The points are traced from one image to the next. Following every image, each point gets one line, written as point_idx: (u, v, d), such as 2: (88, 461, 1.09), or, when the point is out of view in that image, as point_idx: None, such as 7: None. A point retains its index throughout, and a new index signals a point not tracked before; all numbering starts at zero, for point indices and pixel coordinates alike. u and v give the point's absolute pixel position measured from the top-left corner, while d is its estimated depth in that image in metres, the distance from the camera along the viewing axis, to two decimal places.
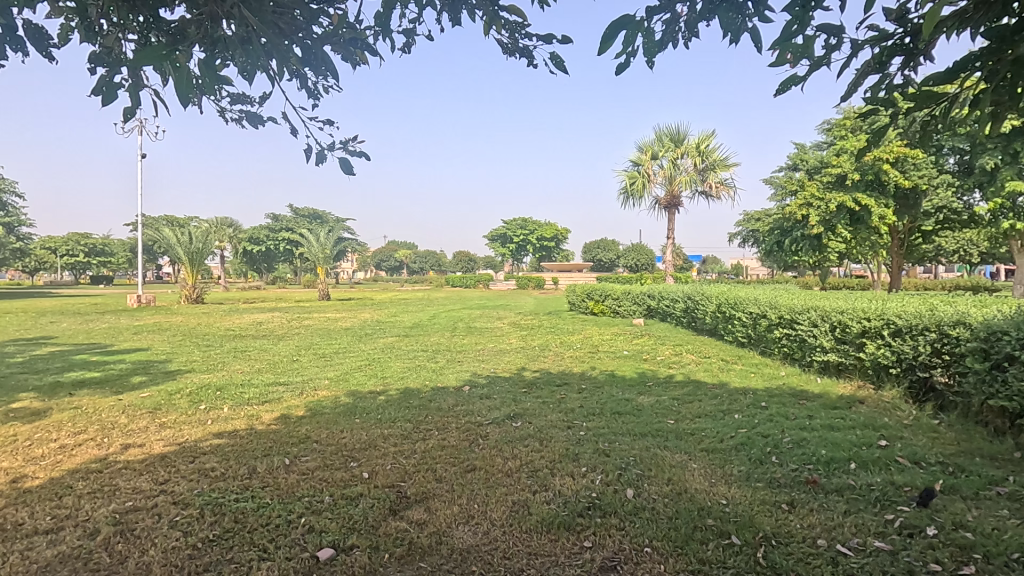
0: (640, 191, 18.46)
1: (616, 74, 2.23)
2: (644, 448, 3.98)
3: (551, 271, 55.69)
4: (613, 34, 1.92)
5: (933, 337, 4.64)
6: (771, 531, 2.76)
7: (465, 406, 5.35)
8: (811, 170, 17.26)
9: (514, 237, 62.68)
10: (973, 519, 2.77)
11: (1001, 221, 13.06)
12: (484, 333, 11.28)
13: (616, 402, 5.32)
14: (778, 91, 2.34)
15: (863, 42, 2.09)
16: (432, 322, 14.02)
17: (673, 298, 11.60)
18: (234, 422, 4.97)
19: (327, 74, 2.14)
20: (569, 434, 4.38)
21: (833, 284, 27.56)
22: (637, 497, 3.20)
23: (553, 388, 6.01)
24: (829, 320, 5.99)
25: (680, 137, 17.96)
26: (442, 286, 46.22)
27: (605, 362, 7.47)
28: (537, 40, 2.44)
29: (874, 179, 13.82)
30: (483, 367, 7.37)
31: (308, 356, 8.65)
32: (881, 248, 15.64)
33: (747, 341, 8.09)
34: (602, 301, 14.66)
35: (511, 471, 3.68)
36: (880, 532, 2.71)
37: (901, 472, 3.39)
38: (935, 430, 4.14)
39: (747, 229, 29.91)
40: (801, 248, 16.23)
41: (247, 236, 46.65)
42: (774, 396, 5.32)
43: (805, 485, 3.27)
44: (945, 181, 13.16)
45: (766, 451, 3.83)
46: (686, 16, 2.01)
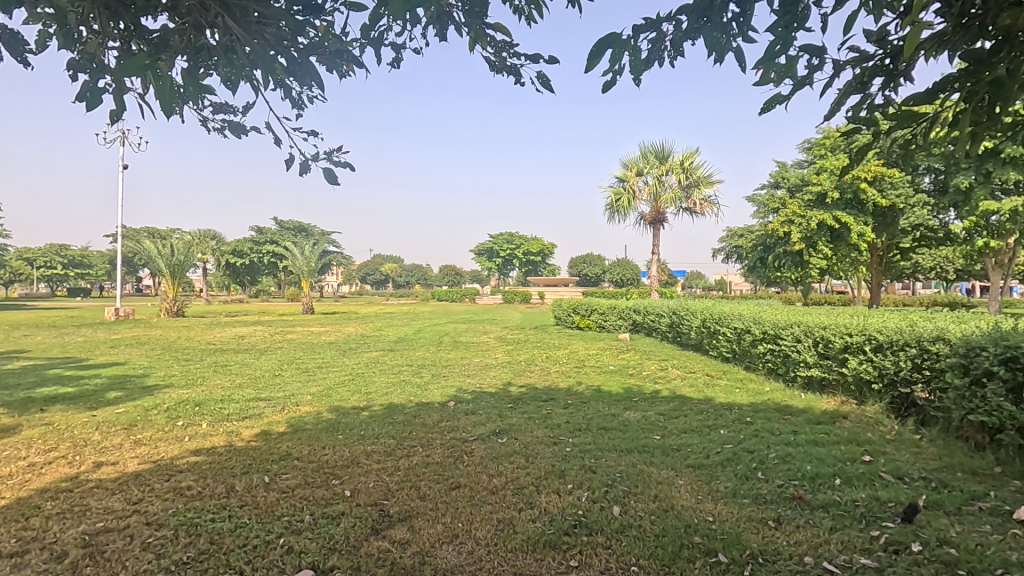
0: (626, 207, 18.63)
1: (603, 91, 2.23)
2: (630, 464, 3.97)
3: (539, 285, 55.95)
4: (600, 51, 1.92)
5: (914, 352, 4.70)
6: (758, 549, 2.74)
7: (451, 422, 5.28)
8: (793, 188, 17.60)
9: (500, 252, 62.85)
10: (957, 535, 2.78)
11: (976, 239, 13.34)
12: (470, 348, 11.25)
13: (603, 418, 5.29)
14: (762, 110, 2.36)
15: (845, 63, 2.13)
16: (418, 336, 13.89)
17: (658, 314, 11.67)
18: (212, 439, 4.84)
19: (313, 85, 2.14)
20: (555, 450, 4.35)
21: (815, 300, 28.13)
22: (624, 514, 3.17)
23: (540, 403, 5.97)
24: (813, 336, 6.04)
25: (666, 154, 18.18)
26: (428, 300, 46.17)
27: (591, 377, 7.44)
28: (525, 59, 2.47)
29: (853, 198, 14.10)
30: (470, 382, 7.30)
31: (291, 370, 8.52)
32: (861, 264, 15.91)
33: (732, 357, 8.12)
34: (588, 316, 14.65)
35: (496, 488, 3.62)
36: (867, 549, 2.70)
37: (885, 488, 3.40)
38: (917, 445, 4.17)
39: (729, 245, 30.50)
40: (784, 264, 16.51)
41: (230, 249, 46.05)
42: (759, 411, 5.33)
43: (791, 502, 3.27)
44: (922, 200, 13.42)
45: (752, 467, 3.83)
46: (672, 34, 2.01)
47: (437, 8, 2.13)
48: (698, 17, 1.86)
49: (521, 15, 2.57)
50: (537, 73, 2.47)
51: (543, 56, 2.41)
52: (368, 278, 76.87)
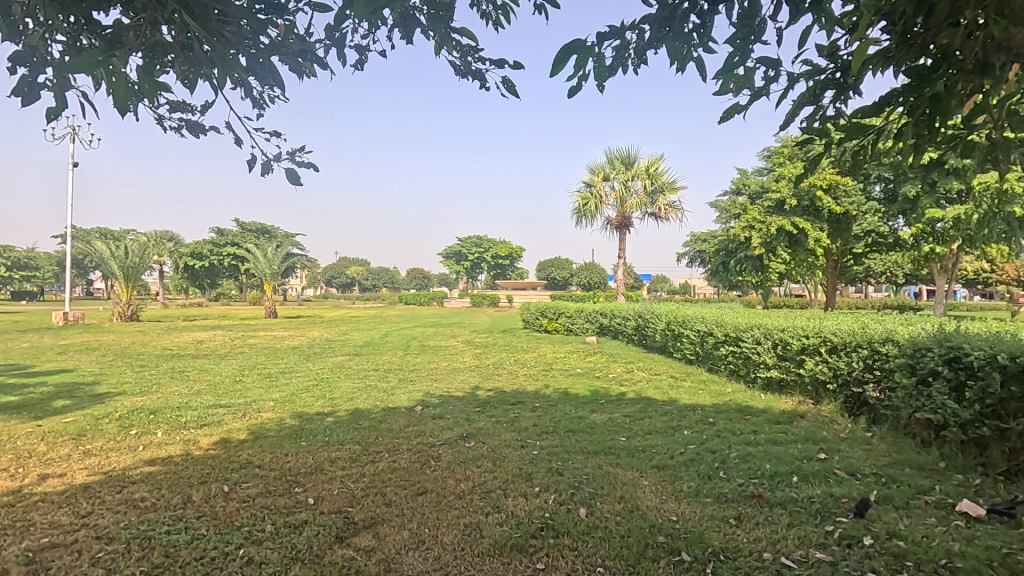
0: (592, 211, 18.85)
1: (567, 97, 2.25)
2: (597, 466, 4.01)
3: (507, 289, 56.08)
4: (565, 57, 1.94)
5: (866, 353, 4.90)
6: (720, 547, 2.80)
7: (417, 427, 5.22)
8: (753, 195, 18.14)
9: (468, 255, 62.67)
10: (905, 528, 2.91)
11: (923, 245, 13.96)
12: (438, 351, 11.18)
13: (570, 420, 5.33)
14: (721, 119, 2.42)
15: (799, 75, 2.21)
16: (385, 340, 13.71)
17: (625, 317, 11.84)
18: (168, 447, 4.66)
19: (274, 85, 2.10)
20: (522, 453, 4.36)
21: (774, 304, 29.05)
22: (590, 516, 3.20)
23: (507, 406, 5.97)
24: (772, 338, 6.23)
25: (631, 160, 18.47)
26: (396, 304, 45.73)
27: (558, 380, 7.49)
28: (490, 65, 2.48)
29: (810, 205, 14.61)
30: (437, 386, 7.25)
31: (252, 376, 8.29)
32: (817, 268, 16.50)
33: (695, 358, 8.30)
34: (556, 319, 14.75)
35: (463, 493, 3.61)
36: (822, 544, 2.80)
37: (839, 485, 3.53)
38: (869, 443, 4.35)
39: (693, 250, 31.21)
40: (745, 268, 17.15)
41: (189, 251, 44.55)
42: (721, 412, 5.47)
43: (751, 500, 3.36)
44: (873, 208, 14.00)
45: (714, 466, 3.92)
46: (635, 43, 2.05)
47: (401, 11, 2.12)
48: (660, 27, 1.90)
49: (488, 19, 2.58)
50: (501, 79, 2.49)
51: (508, 62, 2.43)
52: (334, 281, 75.51)
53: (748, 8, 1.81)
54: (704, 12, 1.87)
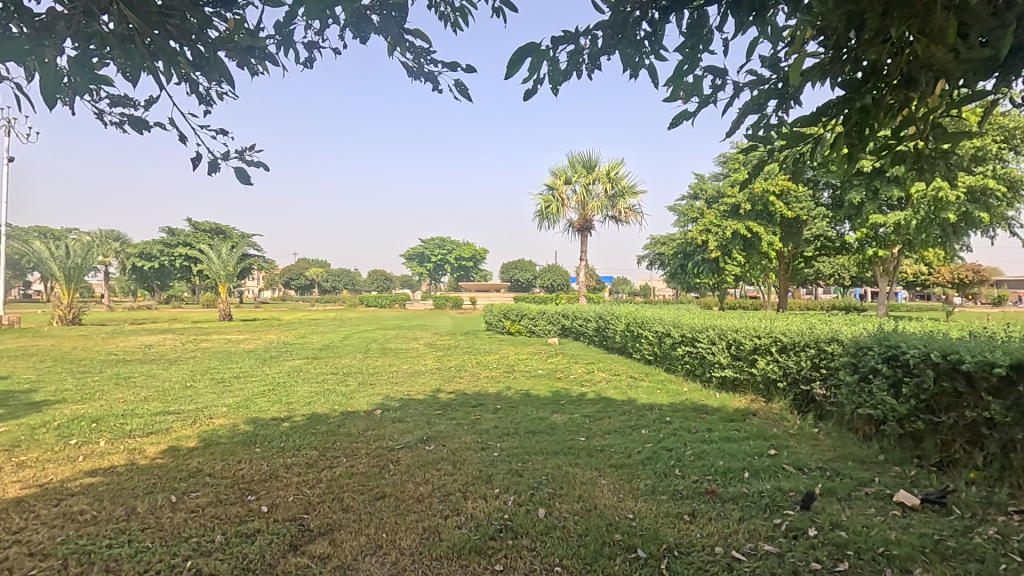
0: (554, 214, 19.01)
1: (523, 100, 2.26)
2: (556, 467, 4.04)
3: (470, 290, 56.01)
4: (520, 59, 1.95)
5: (812, 352, 5.11)
6: (674, 542, 2.87)
7: (376, 431, 5.15)
8: (709, 199, 18.67)
9: (431, 257, 62.21)
10: (846, 519, 3.05)
11: (867, 249, 14.65)
12: (399, 354, 11.04)
13: (530, 421, 5.36)
14: (671, 125, 2.46)
15: (744, 84, 2.29)
16: (345, 343, 13.46)
17: (586, 319, 11.98)
18: (111, 457, 4.45)
19: (222, 81, 2.04)
20: (482, 456, 4.35)
21: (730, 305, 29.96)
22: (549, 516, 3.23)
23: (469, 409, 5.95)
24: (726, 338, 6.43)
25: (593, 163, 18.73)
26: (357, 306, 44.96)
27: (520, 381, 7.52)
28: (443, 66, 2.48)
29: (763, 210, 15.14)
30: (397, 390, 7.17)
31: (204, 381, 8.00)
32: (770, 271, 17.12)
33: (654, 359, 8.48)
34: (519, 321, 14.81)
35: (422, 496, 3.58)
36: (770, 536, 2.91)
37: (787, 479, 3.67)
38: (815, 438, 4.54)
39: (653, 253, 31.91)
40: (702, 271, 17.61)
41: (137, 251, 42.62)
42: (677, 411, 5.60)
43: (705, 495, 3.46)
44: (822, 213, 14.62)
45: (670, 464, 4.02)
46: (589, 48, 2.08)
47: (353, 11, 2.10)
48: (613, 33, 1.93)
49: (446, 21, 2.57)
50: (455, 81, 2.49)
51: (461, 64, 2.43)
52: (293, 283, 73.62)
53: (695, 18, 1.86)
54: (654, 20, 1.91)
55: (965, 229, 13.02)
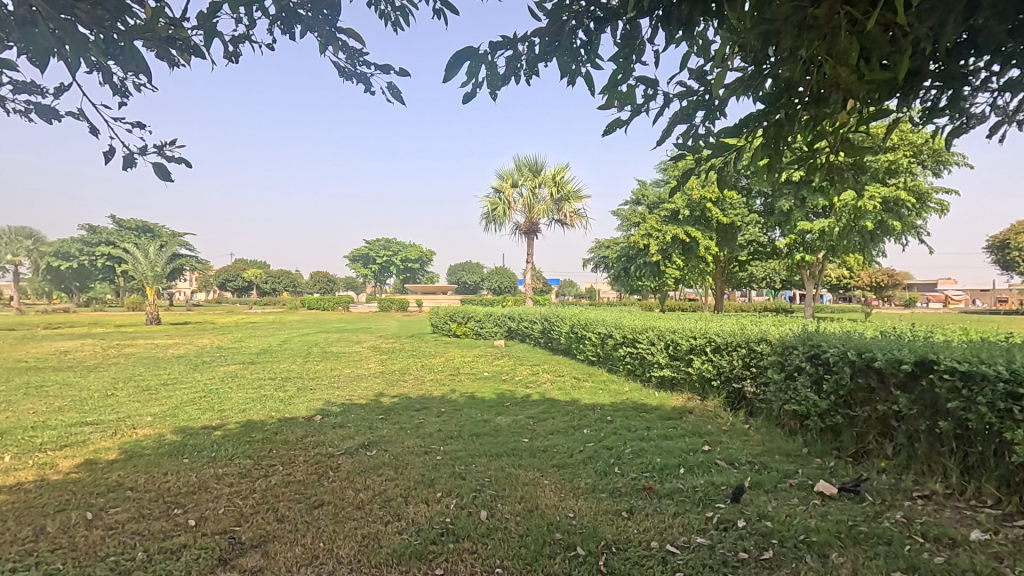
0: (501, 217, 19.09)
1: (463, 103, 2.25)
2: (499, 468, 4.05)
3: (417, 292, 55.34)
4: (458, 63, 1.95)
5: (743, 352, 5.37)
6: (612, 539, 2.94)
7: (315, 437, 5.00)
8: (651, 205, 19.28)
9: (376, 259, 61.03)
10: (772, 509, 3.22)
11: (795, 254, 15.53)
12: (341, 358, 10.77)
13: (475, 424, 5.35)
14: (605, 132, 2.50)
15: (674, 95, 2.38)
16: (284, 347, 12.99)
17: (531, 321, 12.10)
18: (18, 473, 4.10)
19: (139, 71, 1.92)
20: (425, 459, 4.31)
21: (670, 307, 31.03)
22: (491, 518, 3.24)
23: (412, 412, 5.88)
24: (664, 339, 6.66)
25: (539, 167, 18.96)
26: (298, 309, 43.47)
27: (465, 384, 7.50)
28: (375, 69, 2.46)
29: (700, 215, 15.78)
30: (339, 394, 6.98)
31: (127, 389, 7.52)
32: (707, 274, 17.86)
33: (597, 360, 8.66)
34: (465, 323, 14.76)
35: (362, 503, 3.50)
36: (702, 529, 3.03)
37: (719, 473, 3.84)
38: (746, 434, 4.77)
39: (598, 256, 32.61)
40: (644, 274, 18.14)
41: (52, 250, 39.50)
42: (618, 410, 5.75)
43: (642, 492, 3.56)
44: (754, 219, 15.40)
45: (610, 463, 4.11)
46: (526, 55, 2.11)
47: (282, 7, 2.04)
48: (550, 40, 1.96)
49: (386, 20, 2.54)
50: (387, 84, 2.48)
51: (394, 67, 2.42)
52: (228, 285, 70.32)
53: (629, 29, 1.92)
54: (590, 30, 1.96)
55: (880, 236, 14.05)
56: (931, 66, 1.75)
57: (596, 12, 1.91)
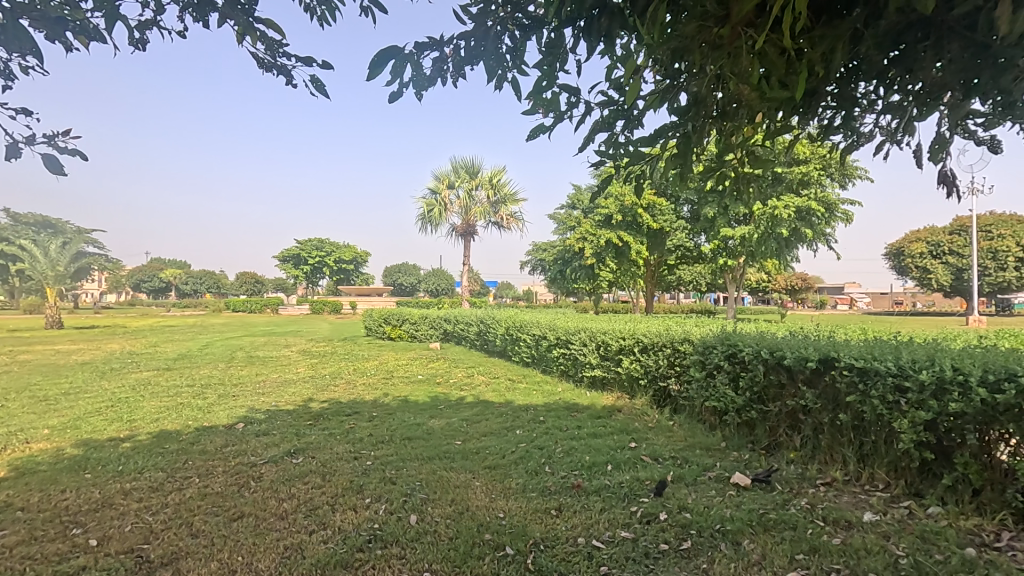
0: (437, 218, 18.93)
1: (389, 102, 2.22)
2: (430, 472, 4.02)
3: (351, 294, 53.85)
4: (382, 62, 1.93)
5: (668, 351, 5.62)
6: (540, 537, 2.99)
7: (237, 446, 4.75)
8: (586, 209, 19.74)
9: (308, 259, 58.85)
10: (691, 501, 3.39)
11: (719, 258, 16.39)
12: (268, 362, 10.30)
13: (407, 428, 5.27)
14: (529, 138, 2.51)
15: (596, 104, 2.45)
16: (205, 352, 12.26)
17: (467, 323, 12.07)
18: None
19: (26, 52, 1.75)
20: (354, 465, 4.20)
21: (604, 309, 31.87)
22: (420, 521, 3.21)
23: (342, 418, 5.71)
24: (595, 340, 6.84)
25: (476, 170, 18.97)
26: (222, 311, 41.15)
27: (398, 387, 7.37)
28: (297, 61, 2.39)
29: (632, 220, 16.33)
30: (264, 400, 6.68)
31: (21, 400, 6.84)
32: (639, 277, 18.49)
33: (531, 361, 8.76)
34: (400, 325, 14.50)
35: (286, 513, 3.36)
36: (626, 523, 3.14)
37: (644, 469, 3.99)
38: (670, 430, 4.99)
39: (535, 259, 33.00)
40: (579, 276, 18.53)
41: None
42: (551, 410, 5.84)
43: (571, 490, 3.65)
44: (682, 225, 16.11)
45: (541, 462, 4.17)
46: (453, 57, 2.11)
47: None
48: (476, 44, 1.98)
49: (312, 13, 2.46)
50: (310, 77, 2.42)
51: (317, 60, 2.36)
52: (143, 286, 65.52)
53: (553, 38, 1.96)
54: (515, 36, 1.99)
55: (794, 243, 15.10)
56: (826, 87, 1.89)
57: (521, 19, 1.94)
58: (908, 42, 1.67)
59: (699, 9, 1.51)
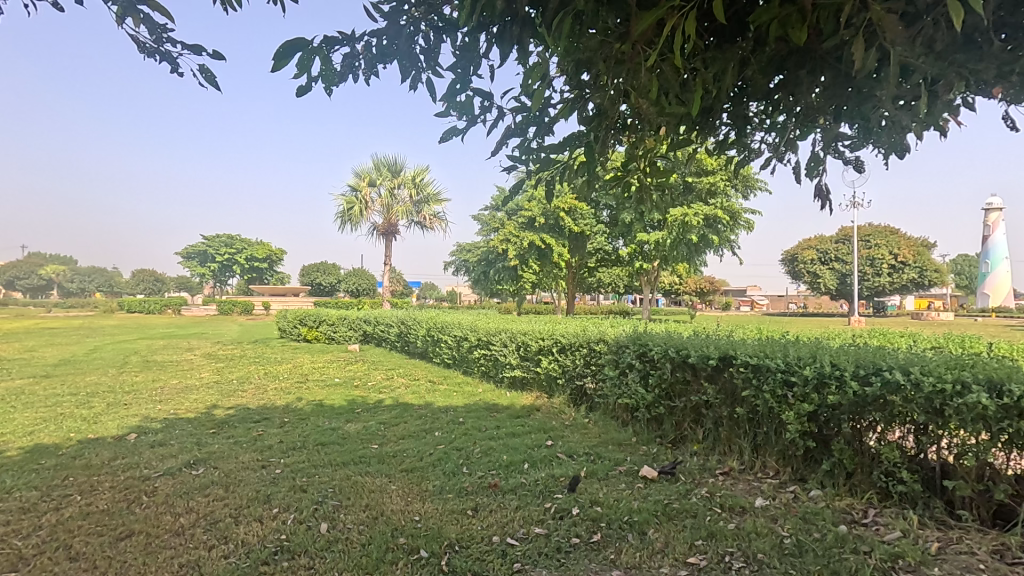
0: (357, 217, 18.39)
1: (296, 95, 2.14)
2: (344, 477, 3.90)
3: (264, 293, 51.03)
4: (288, 53, 1.85)
5: (584, 351, 5.81)
6: (455, 538, 2.99)
7: (128, 459, 4.37)
8: (509, 211, 19.95)
9: (216, 256, 55.10)
10: (602, 495, 3.53)
11: (635, 261, 17.14)
12: (167, 368, 9.53)
13: (321, 433, 5.09)
14: (442, 139, 2.41)
15: (510, 110, 2.49)
16: (92, 357, 11.14)
17: (388, 324, 11.82)
18: None
19: None
20: (262, 474, 4.00)
21: (527, 310, 32.35)
22: (331, 529, 3.11)
23: (250, 425, 5.41)
24: (515, 341, 6.94)
25: (398, 168, 18.64)
26: (114, 312, 37.55)
27: (313, 391, 7.09)
28: (184, 48, 2.25)
29: (554, 223, 16.72)
30: (162, 408, 6.19)
31: None
32: (560, 279, 18.94)
33: (452, 362, 8.73)
34: (316, 327, 13.93)
35: (182, 528, 3.14)
36: (541, 520, 3.22)
37: (559, 466, 4.11)
38: (585, 427, 5.17)
39: (459, 259, 32.91)
40: (502, 277, 18.69)
41: None
42: (470, 411, 5.85)
43: (488, 489, 3.68)
44: (601, 229, 16.70)
45: (458, 463, 4.18)
46: (364, 54, 2.07)
47: None
48: (390, 43, 1.96)
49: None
50: (199, 66, 2.28)
51: (206, 49, 2.23)
52: (18, 283, 58.49)
53: (467, 41, 1.98)
54: (428, 36, 1.99)
55: (703, 247, 16.10)
56: (722, 105, 2.04)
57: (435, 21, 1.95)
58: (790, 69, 1.83)
59: (599, 26, 1.60)
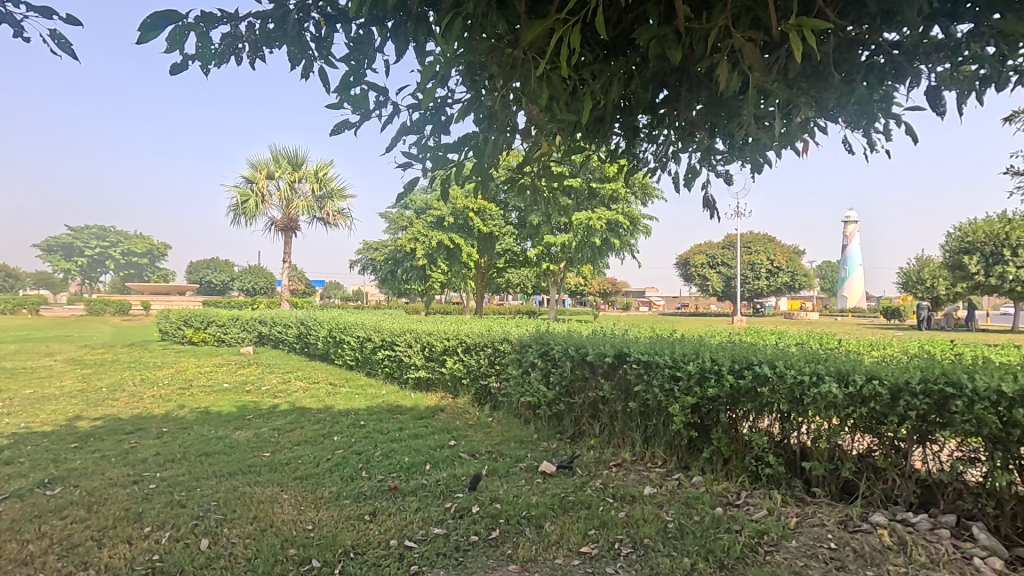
0: (253, 211, 17.25)
1: (169, 74, 1.97)
2: (230, 489, 3.65)
3: (144, 292, 46.33)
4: (157, 25, 1.70)
5: (489, 351, 5.87)
6: (351, 544, 2.90)
7: None
8: (418, 210, 19.67)
9: (85, 250, 49.21)
10: (502, 492, 3.59)
11: (543, 263, 17.58)
12: (18, 376, 8.36)
13: (205, 442, 4.71)
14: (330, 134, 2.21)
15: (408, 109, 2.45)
16: None
17: (286, 325, 11.20)
18: None
19: None
20: (133, 491, 3.63)
21: (436, 310, 32.07)
22: (213, 545, 2.89)
23: (120, 437, 4.89)
24: (420, 341, 6.86)
25: (299, 161, 17.73)
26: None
27: (198, 398, 6.56)
28: (29, 11, 1.99)
29: (464, 224, 16.73)
30: (10, 422, 5.42)
31: None
32: (469, 279, 18.97)
33: (355, 364, 8.45)
34: (204, 328, 12.87)
35: (31, 557, 2.77)
36: (440, 520, 3.21)
37: (461, 465, 4.11)
38: (489, 425, 5.22)
39: (365, 258, 31.91)
40: (410, 277, 18.37)
41: None
42: (372, 414, 5.70)
43: (387, 493, 3.61)
44: (510, 231, 16.96)
45: (357, 467, 4.05)
46: (248, 36, 1.95)
47: None
48: (277, 27, 1.86)
49: None
50: (48, 32, 2.03)
51: (59, 14, 1.99)
52: None
53: (360, 34, 1.93)
54: (319, 25, 1.91)
55: (606, 250, 16.84)
56: (611, 116, 2.15)
57: (325, 8, 1.88)
58: (671, 85, 1.98)
59: (490, 31, 1.66)
